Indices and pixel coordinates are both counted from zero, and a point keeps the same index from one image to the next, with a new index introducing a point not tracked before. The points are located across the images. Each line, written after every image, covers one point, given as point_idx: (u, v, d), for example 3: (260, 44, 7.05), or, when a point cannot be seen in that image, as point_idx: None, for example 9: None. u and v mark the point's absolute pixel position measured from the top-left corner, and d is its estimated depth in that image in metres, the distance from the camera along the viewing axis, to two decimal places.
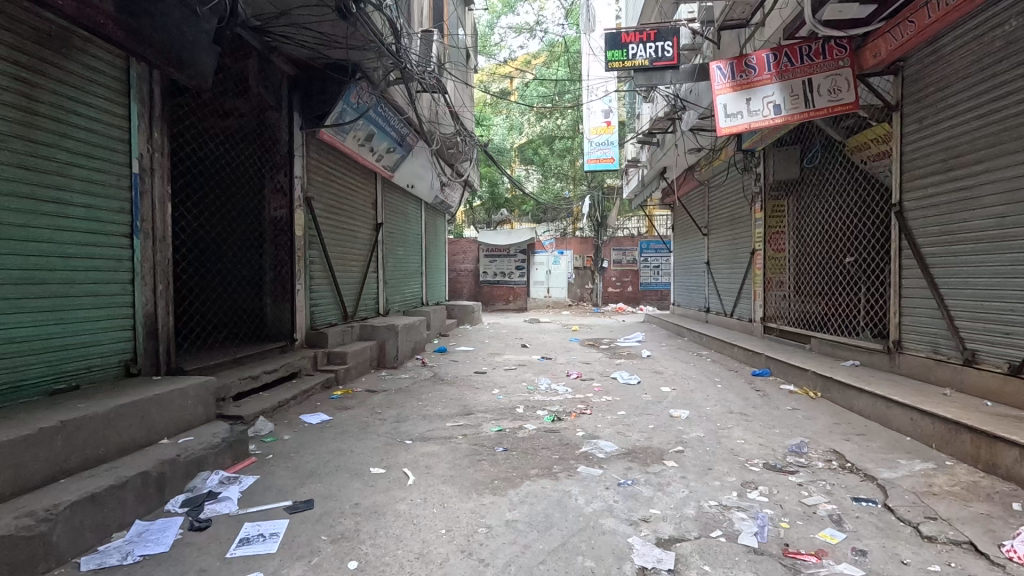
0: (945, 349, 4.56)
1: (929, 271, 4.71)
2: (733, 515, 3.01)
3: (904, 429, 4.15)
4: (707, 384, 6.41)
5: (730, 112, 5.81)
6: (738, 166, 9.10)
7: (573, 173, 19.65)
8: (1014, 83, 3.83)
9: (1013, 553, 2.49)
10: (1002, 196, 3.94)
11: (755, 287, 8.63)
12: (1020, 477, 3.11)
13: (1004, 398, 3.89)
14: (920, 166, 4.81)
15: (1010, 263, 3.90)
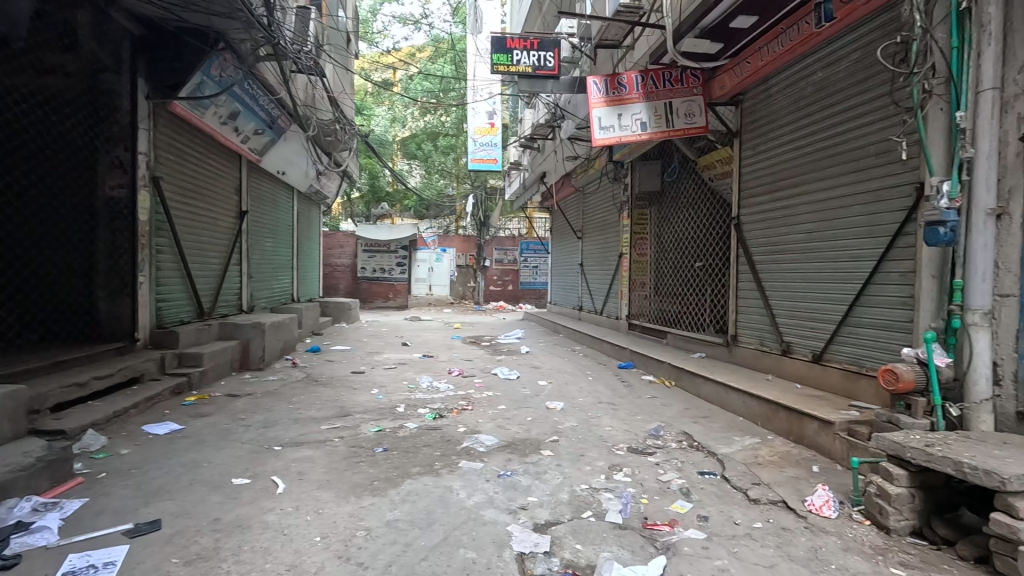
0: (768, 342, 5.42)
1: (758, 276, 5.56)
2: (602, 495, 3.28)
3: (738, 411, 4.84)
4: (580, 377, 6.88)
5: (604, 125, 6.06)
6: (609, 176, 9.86)
7: (457, 171, 19.70)
8: (819, 122, 4.67)
9: (811, 505, 3.06)
10: (811, 215, 4.79)
11: (622, 288, 9.45)
12: (818, 445, 3.80)
13: (807, 381, 4.74)
14: (754, 187, 5.65)
15: (814, 270, 4.76)
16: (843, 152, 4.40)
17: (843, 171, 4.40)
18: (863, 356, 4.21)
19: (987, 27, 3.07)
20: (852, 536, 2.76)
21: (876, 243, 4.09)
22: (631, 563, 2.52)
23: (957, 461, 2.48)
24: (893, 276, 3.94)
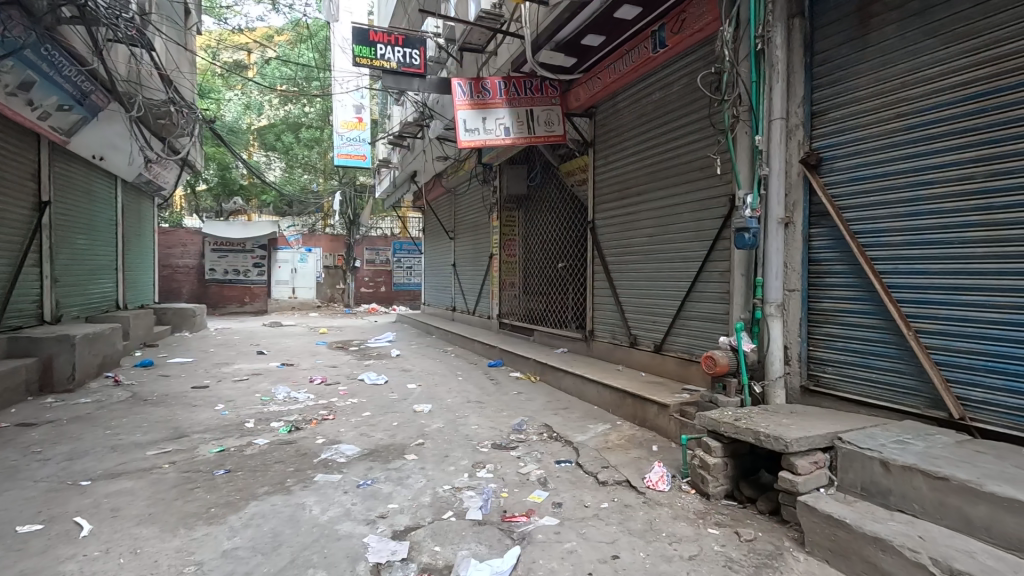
0: (620, 336, 5.92)
1: (610, 275, 6.06)
2: (463, 494, 3.31)
3: (593, 400, 5.21)
4: (450, 378, 6.89)
5: (469, 128, 6.15)
6: (478, 177, 10.02)
7: (322, 166, 18.55)
8: (657, 137, 5.22)
9: (649, 481, 3.41)
10: (652, 220, 5.33)
11: (492, 288, 9.66)
12: (657, 426, 4.25)
13: (651, 369, 5.29)
14: (606, 193, 6.14)
15: (655, 270, 5.31)
16: (676, 166, 4.98)
17: (676, 182, 4.98)
18: (693, 345, 4.80)
19: (776, 66, 3.68)
20: (681, 505, 3.14)
21: (701, 246, 4.68)
22: (487, 557, 2.57)
23: (756, 431, 2.95)
24: (714, 275, 4.55)
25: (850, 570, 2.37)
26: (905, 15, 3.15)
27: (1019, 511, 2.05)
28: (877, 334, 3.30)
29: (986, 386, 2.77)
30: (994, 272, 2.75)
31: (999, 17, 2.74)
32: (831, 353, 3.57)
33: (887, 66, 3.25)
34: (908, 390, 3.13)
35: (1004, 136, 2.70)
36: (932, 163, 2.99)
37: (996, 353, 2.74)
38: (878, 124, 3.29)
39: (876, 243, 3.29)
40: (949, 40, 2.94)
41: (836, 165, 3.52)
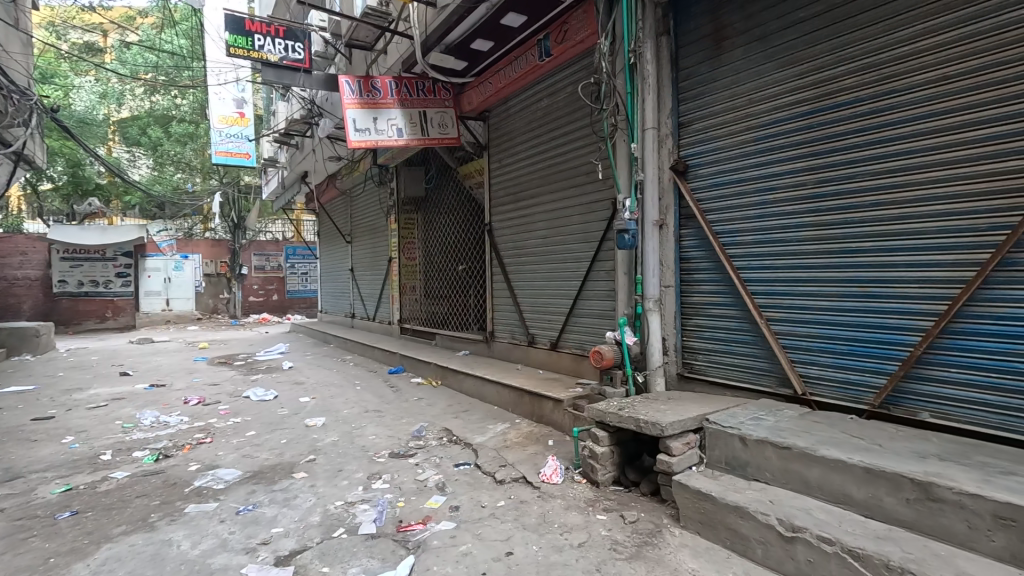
0: (518, 336, 6.05)
1: (508, 276, 6.17)
2: (356, 508, 3.18)
3: (493, 400, 5.27)
4: (347, 388, 6.60)
5: (359, 127, 5.91)
6: (374, 179, 9.71)
7: (199, 164, 16.90)
8: (546, 142, 5.41)
9: (544, 475, 3.53)
10: (545, 221, 5.50)
11: (392, 292, 9.42)
12: (553, 421, 4.40)
13: (548, 366, 5.47)
14: (501, 197, 6.25)
15: (549, 270, 5.49)
16: (564, 170, 5.19)
17: (565, 186, 5.19)
18: (585, 340, 5.03)
19: (647, 80, 3.99)
20: (572, 495, 3.28)
21: (589, 247, 4.93)
22: (380, 572, 2.49)
23: (636, 419, 3.17)
24: (601, 274, 4.82)
25: (717, 538, 2.63)
26: (750, 39, 3.54)
27: (843, 469, 2.40)
28: (738, 323, 3.68)
29: (821, 364, 3.21)
30: (821, 266, 3.19)
31: (821, 46, 3.15)
32: (702, 343, 3.93)
33: (737, 84, 3.63)
34: (763, 371, 3.53)
35: (826, 150, 3.13)
36: (774, 172, 3.41)
37: (827, 336, 3.18)
38: (732, 136, 3.67)
39: (733, 242, 3.68)
40: (784, 64, 3.34)
41: (700, 172, 3.90)
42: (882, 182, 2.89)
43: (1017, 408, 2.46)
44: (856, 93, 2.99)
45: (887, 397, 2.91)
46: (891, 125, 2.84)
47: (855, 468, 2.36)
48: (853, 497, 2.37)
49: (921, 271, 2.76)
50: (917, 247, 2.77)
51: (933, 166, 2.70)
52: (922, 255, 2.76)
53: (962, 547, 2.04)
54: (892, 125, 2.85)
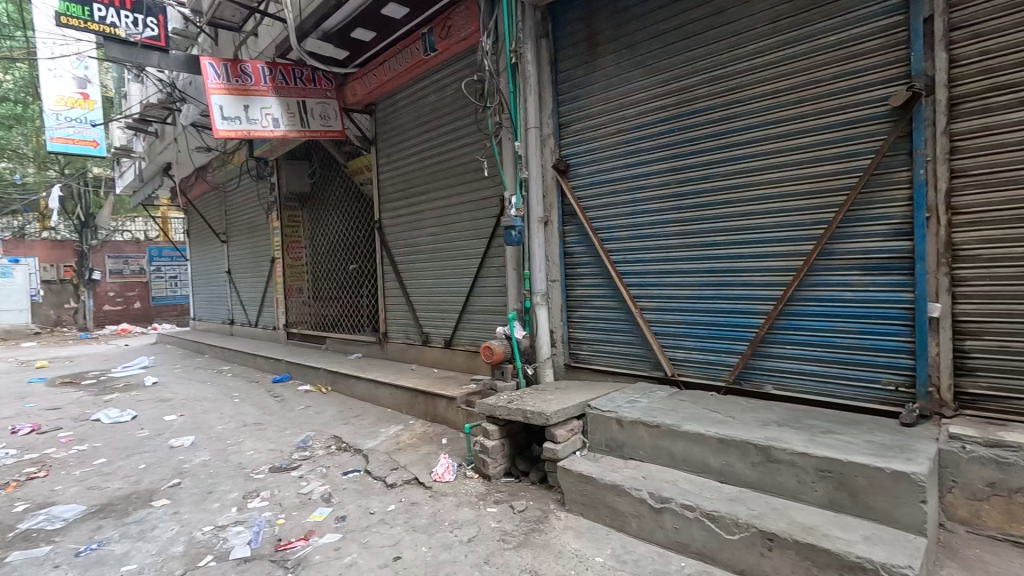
0: (412, 335, 5.93)
1: (399, 275, 6.00)
2: (228, 532, 2.91)
3: (386, 403, 5.11)
4: (223, 401, 6.01)
5: (227, 115, 5.40)
6: (252, 172, 8.96)
7: (31, 152, 14.37)
8: (434, 138, 5.35)
9: (436, 474, 3.49)
10: (435, 219, 5.44)
11: (277, 295, 8.77)
12: (447, 419, 4.38)
13: (443, 364, 5.43)
14: (390, 193, 6.07)
15: (440, 268, 5.44)
16: (453, 167, 5.17)
17: (455, 183, 5.16)
18: (479, 337, 5.07)
19: (528, 80, 4.11)
20: (464, 491, 3.29)
21: (480, 244, 4.96)
22: None
23: (524, 410, 3.25)
24: (492, 270, 4.88)
25: (597, 517, 2.79)
26: (619, 47, 3.77)
27: (702, 442, 2.66)
28: (616, 313, 3.92)
29: (686, 347, 3.53)
30: (684, 258, 3.50)
31: (679, 57, 3.44)
32: (586, 333, 4.13)
33: (610, 89, 3.85)
34: (639, 357, 3.80)
35: (685, 152, 3.44)
36: (644, 172, 3.68)
37: (690, 322, 3.49)
38: (606, 138, 3.89)
39: (610, 237, 3.91)
40: (649, 73, 3.61)
41: (579, 171, 4.09)
42: (731, 183, 3.23)
43: (836, 376, 2.90)
44: (708, 102, 3.32)
45: (739, 374, 3.27)
46: (737, 131, 3.19)
47: (712, 439, 2.63)
48: (711, 466, 2.64)
49: (763, 261, 3.14)
50: (759, 241, 3.14)
51: (769, 168, 3.07)
52: (763, 247, 3.13)
53: (794, 499, 2.36)
54: (737, 132, 3.19)
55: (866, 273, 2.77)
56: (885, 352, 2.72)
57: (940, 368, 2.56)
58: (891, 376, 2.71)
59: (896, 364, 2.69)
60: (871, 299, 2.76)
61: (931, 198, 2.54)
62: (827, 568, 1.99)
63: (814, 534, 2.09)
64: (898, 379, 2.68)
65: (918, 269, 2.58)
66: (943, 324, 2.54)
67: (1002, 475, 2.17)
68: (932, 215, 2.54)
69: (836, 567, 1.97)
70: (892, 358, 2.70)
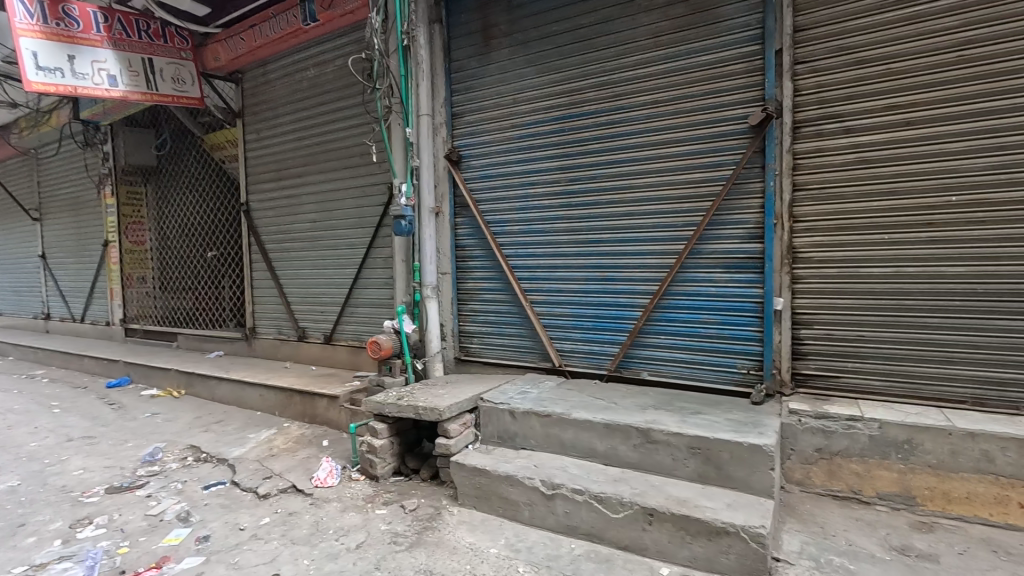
0: (285, 331, 5.43)
1: (271, 264, 5.45)
2: (49, 571, 2.39)
3: (255, 405, 4.61)
4: (36, 413, 4.95)
5: (45, 65, 4.42)
6: (77, 138, 7.48)
7: None
8: (314, 116, 4.93)
9: (317, 479, 3.23)
10: (315, 204, 5.03)
11: (111, 285, 7.45)
12: (328, 420, 4.08)
13: (322, 361, 5.07)
14: (260, 173, 5.47)
15: (319, 257, 5.05)
16: (335, 149, 4.81)
17: (338, 166, 4.81)
18: (362, 331, 4.80)
19: (421, 65, 3.97)
20: (350, 495, 3.09)
21: (365, 233, 4.69)
22: None
23: (415, 406, 3.15)
24: (379, 261, 4.64)
25: (491, 508, 2.80)
26: (513, 42, 3.80)
27: (589, 428, 2.81)
28: (507, 306, 3.97)
29: (572, 339, 3.69)
30: (573, 254, 3.65)
31: (570, 60, 3.56)
32: (476, 327, 4.13)
33: (503, 84, 3.87)
34: (529, 349, 3.89)
35: (576, 151, 3.57)
36: (536, 167, 3.75)
37: (576, 314, 3.66)
38: (499, 132, 3.90)
39: (502, 231, 3.94)
40: (541, 71, 3.68)
41: (471, 163, 4.06)
42: (616, 183, 3.43)
43: (701, 362, 3.24)
44: (596, 105, 3.48)
45: (620, 362, 3.51)
46: (621, 135, 3.40)
47: (598, 425, 2.78)
48: (597, 450, 2.80)
49: (642, 258, 3.39)
50: (639, 239, 3.39)
51: (650, 172, 3.32)
52: (644, 245, 3.38)
53: (669, 475, 2.60)
54: (622, 135, 3.40)
55: (727, 271, 3.13)
56: (741, 340, 3.10)
57: (781, 353, 2.99)
58: (744, 360, 3.10)
59: (748, 351, 3.08)
60: (730, 294, 3.12)
61: (778, 207, 2.95)
62: (698, 535, 2.22)
63: (687, 506, 2.31)
64: (750, 363, 3.08)
65: (767, 268, 2.98)
66: (785, 315, 2.97)
67: (826, 442, 2.61)
68: (779, 222, 2.95)
69: (705, 533, 2.20)
70: (745, 345, 3.09)
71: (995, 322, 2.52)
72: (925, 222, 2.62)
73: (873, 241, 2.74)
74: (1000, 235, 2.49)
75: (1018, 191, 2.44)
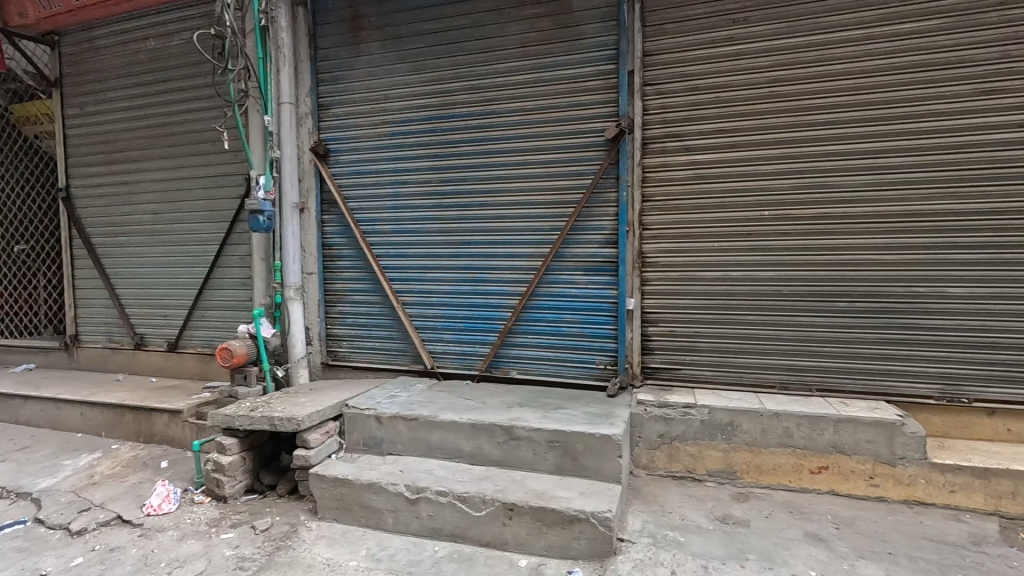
0: (118, 338, 4.72)
1: (98, 261, 4.69)
2: None
3: (74, 426, 3.93)
4: None
5: None
6: None
7: None
8: (154, 93, 4.35)
9: (149, 507, 2.84)
10: (155, 194, 4.43)
11: None
12: (169, 437, 3.62)
13: (165, 372, 4.49)
14: (84, 155, 4.68)
15: (161, 254, 4.46)
16: (181, 133, 4.29)
17: (184, 152, 4.29)
18: (214, 337, 4.33)
19: (281, 49, 3.69)
20: (189, 520, 2.76)
21: (217, 227, 4.24)
22: None
23: (270, 417, 2.92)
24: (234, 258, 4.23)
25: (352, 519, 2.69)
26: (384, 36, 3.69)
27: (456, 428, 2.82)
28: (377, 308, 3.84)
29: (444, 340, 3.68)
30: (445, 255, 3.64)
31: (442, 60, 3.55)
32: (344, 329, 3.94)
33: (373, 78, 3.73)
34: (400, 351, 3.81)
35: (448, 152, 3.57)
36: (408, 166, 3.68)
37: (448, 315, 3.66)
38: (369, 127, 3.76)
39: (372, 230, 3.80)
40: (413, 69, 3.62)
41: (339, 158, 3.86)
42: (486, 186, 3.50)
43: (564, 359, 3.42)
44: (468, 108, 3.51)
45: (490, 362, 3.58)
46: (492, 139, 3.46)
47: (464, 425, 2.80)
48: (463, 450, 2.82)
49: (511, 260, 3.48)
50: (508, 242, 3.48)
51: (519, 177, 3.43)
52: (513, 247, 3.48)
53: (531, 469, 2.70)
54: (492, 140, 3.47)
55: (587, 273, 3.33)
56: (598, 338, 3.33)
57: (633, 348, 3.26)
58: (602, 357, 3.33)
59: (605, 347, 3.32)
60: (589, 295, 3.33)
61: (631, 215, 3.22)
62: (554, 525, 2.32)
63: (544, 498, 2.42)
64: (606, 358, 3.32)
65: (620, 271, 3.24)
66: (636, 314, 3.24)
67: (667, 428, 2.90)
68: (631, 229, 3.22)
69: (560, 522, 2.32)
70: (603, 343, 3.32)
71: (796, 319, 2.99)
72: (745, 232, 3.04)
73: (707, 248, 3.11)
74: (799, 245, 2.95)
75: (812, 209, 2.92)
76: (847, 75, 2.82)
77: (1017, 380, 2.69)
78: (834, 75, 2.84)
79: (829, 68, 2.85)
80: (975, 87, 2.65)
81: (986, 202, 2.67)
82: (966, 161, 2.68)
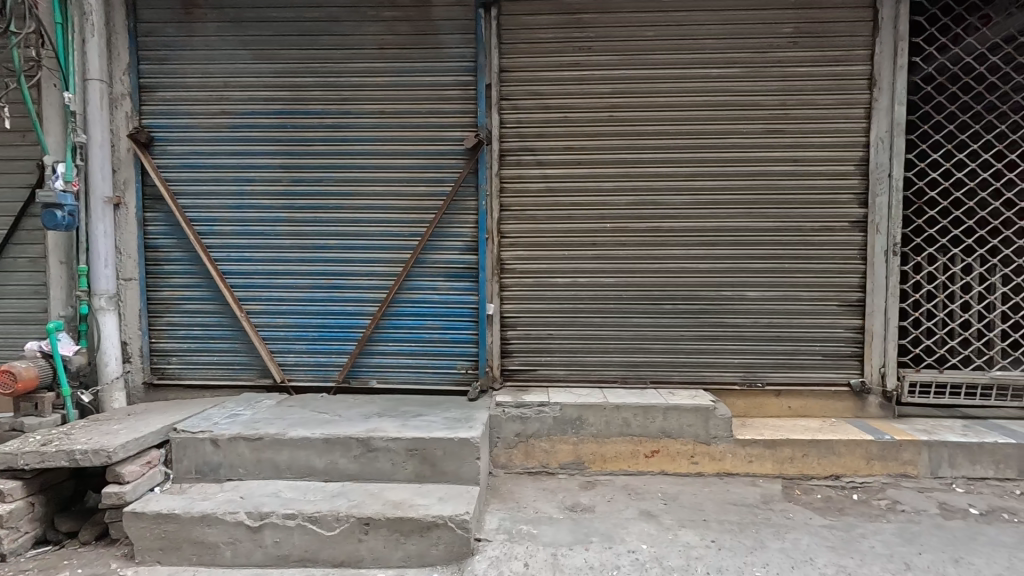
0: None
1: None
2: None
3: None
4: None
5: None
6: None
7: None
8: None
9: None
10: None
11: None
12: None
13: None
14: None
15: None
16: None
17: None
18: None
19: (88, 16, 3.16)
20: None
21: None
22: None
23: (68, 452, 2.44)
24: (20, 261, 3.46)
25: (180, 559, 2.37)
26: (223, 18, 3.34)
27: (307, 445, 2.64)
28: (215, 318, 3.44)
29: (296, 351, 3.43)
30: (297, 260, 3.40)
31: (292, 52, 3.32)
32: (174, 343, 3.46)
33: (210, 62, 3.36)
34: (244, 365, 3.45)
35: (299, 150, 3.35)
36: (253, 162, 3.37)
37: (300, 324, 3.42)
38: (204, 116, 3.37)
39: (209, 231, 3.41)
40: (259, 57, 3.33)
41: (167, 148, 3.39)
42: (343, 189, 3.35)
43: (426, 366, 3.40)
44: (323, 104, 3.33)
45: (348, 372, 3.42)
46: (348, 140, 3.33)
47: (316, 440, 2.64)
48: (315, 468, 2.65)
49: (370, 266, 3.38)
50: (367, 247, 3.37)
51: (378, 181, 3.34)
52: (371, 253, 3.37)
53: (389, 480, 2.64)
54: (348, 140, 3.33)
55: (448, 279, 3.36)
56: (459, 342, 3.38)
57: (493, 352, 3.37)
58: (462, 361, 3.38)
59: (466, 352, 3.37)
60: (450, 300, 3.37)
61: (490, 223, 3.33)
62: (411, 534, 2.30)
63: (402, 507, 2.38)
64: (467, 363, 3.38)
65: (480, 277, 3.33)
66: (495, 319, 3.36)
67: (523, 426, 3.05)
68: (490, 236, 3.33)
69: (418, 530, 2.30)
70: (463, 347, 3.37)
71: (634, 320, 3.35)
72: (591, 242, 3.32)
73: (560, 256, 3.34)
74: (636, 255, 3.31)
75: (645, 223, 3.30)
76: (671, 107, 3.25)
77: (792, 365, 3.32)
78: (661, 106, 3.25)
79: (657, 100, 3.26)
80: (764, 126, 3.23)
81: (772, 221, 3.26)
82: (758, 187, 3.25)
